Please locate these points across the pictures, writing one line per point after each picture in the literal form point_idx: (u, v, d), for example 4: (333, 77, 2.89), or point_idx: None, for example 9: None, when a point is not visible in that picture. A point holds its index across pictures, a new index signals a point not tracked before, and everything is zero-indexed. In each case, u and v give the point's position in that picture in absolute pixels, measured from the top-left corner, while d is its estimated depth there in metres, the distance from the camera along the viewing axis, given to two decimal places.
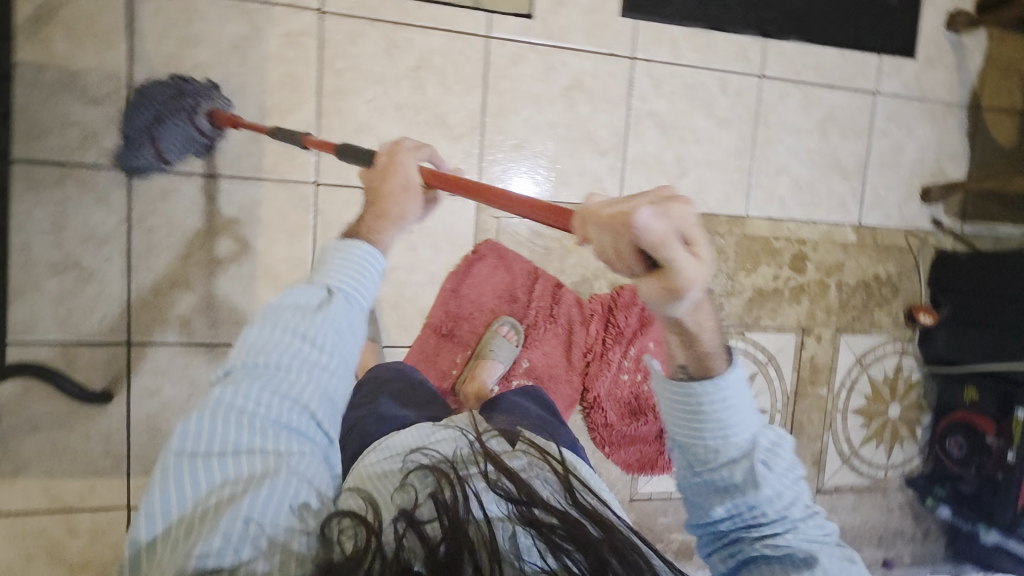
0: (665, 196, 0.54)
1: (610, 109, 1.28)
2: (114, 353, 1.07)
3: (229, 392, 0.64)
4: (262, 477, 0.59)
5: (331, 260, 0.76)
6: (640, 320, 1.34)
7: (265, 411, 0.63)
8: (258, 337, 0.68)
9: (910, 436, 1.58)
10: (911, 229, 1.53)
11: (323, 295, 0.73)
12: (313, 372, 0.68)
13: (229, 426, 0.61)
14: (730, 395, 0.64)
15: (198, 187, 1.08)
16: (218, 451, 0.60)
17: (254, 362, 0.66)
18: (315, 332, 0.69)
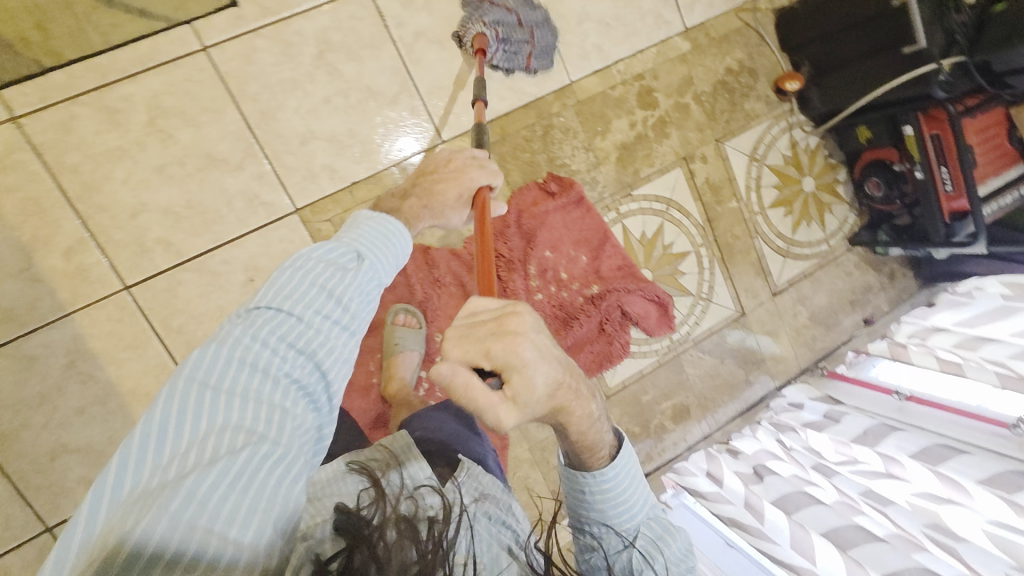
0: (504, 326, 0.58)
1: (375, 52, 1.16)
2: (42, 545, 1.03)
3: (245, 330, 0.56)
4: (246, 453, 0.51)
5: (364, 225, 0.70)
6: (523, 237, 1.28)
7: (269, 358, 0.56)
8: (286, 281, 0.60)
9: (834, 198, 1.56)
10: (738, 6, 1.43)
11: (354, 258, 0.66)
12: (330, 325, 0.60)
13: (232, 364, 0.54)
14: (613, 481, 0.74)
15: (14, 355, 1.00)
16: (218, 392, 0.53)
17: (289, 297, 0.59)
18: (344, 290, 0.62)
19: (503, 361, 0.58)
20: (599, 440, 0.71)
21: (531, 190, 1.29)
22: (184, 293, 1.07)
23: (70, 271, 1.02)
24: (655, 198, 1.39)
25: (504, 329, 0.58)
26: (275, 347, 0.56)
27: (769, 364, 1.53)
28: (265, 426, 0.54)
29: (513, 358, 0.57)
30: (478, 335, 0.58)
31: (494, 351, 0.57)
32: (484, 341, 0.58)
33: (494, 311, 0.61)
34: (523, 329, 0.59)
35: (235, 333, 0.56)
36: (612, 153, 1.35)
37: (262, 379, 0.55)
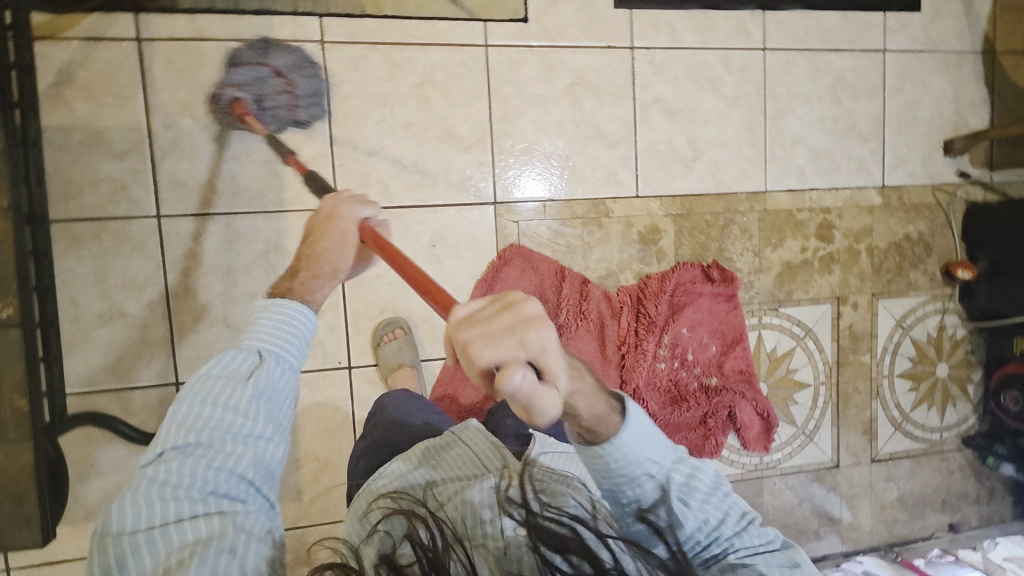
0: (519, 320, 0.57)
1: (615, 101, 1.28)
2: (165, 394, 1.11)
3: (163, 470, 0.72)
4: (202, 546, 0.68)
5: (261, 321, 0.84)
6: (670, 307, 1.33)
7: (179, 492, 0.71)
8: (189, 411, 0.76)
9: (962, 394, 1.54)
10: (938, 184, 1.48)
11: (255, 359, 0.81)
12: (250, 443, 0.76)
13: (155, 507, 0.70)
14: (628, 449, 0.74)
15: (227, 226, 1.12)
16: (143, 534, 0.69)
17: (184, 435, 0.74)
18: (246, 404, 0.77)
19: (536, 355, 0.57)
20: (596, 411, 0.72)
21: (694, 268, 1.34)
22: None
23: (302, 177, 1.14)
24: (798, 322, 1.42)
25: (523, 325, 0.57)
26: (198, 470, 0.73)
27: (840, 527, 1.49)
28: (212, 520, 0.70)
29: (546, 346, 0.58)
30: (502, 335, 0.56)
31: (530, 345, 0.57)
32: (512, 339, 0.56)
33: (491, 311, 0.59)
34: (534, 317, 0.58)
35: (148, 481, 0.72)
36: (776, 266, 1.40)
37: (208, 485, 0.72)
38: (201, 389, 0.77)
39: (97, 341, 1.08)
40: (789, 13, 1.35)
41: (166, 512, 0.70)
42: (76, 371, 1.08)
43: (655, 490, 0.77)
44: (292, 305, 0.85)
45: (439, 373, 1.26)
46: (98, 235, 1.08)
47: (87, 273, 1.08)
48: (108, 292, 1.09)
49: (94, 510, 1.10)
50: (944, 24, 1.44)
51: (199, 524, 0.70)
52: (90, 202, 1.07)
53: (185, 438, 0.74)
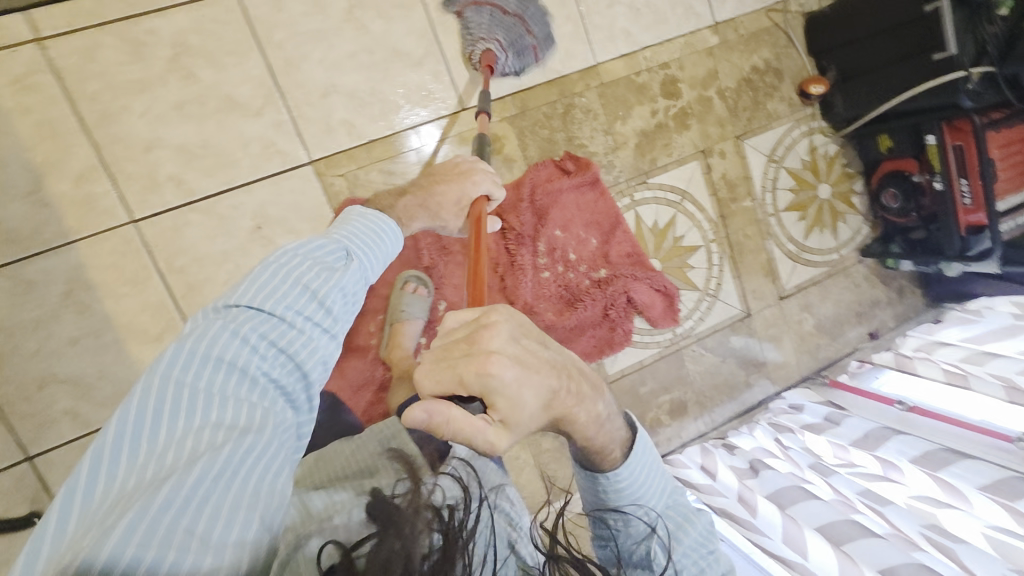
0: (475, 348, 0.60)
1: (404, 14, 1.16)
2: (21, 473, 1.02)
3: (220, 330, 0.59)
4: (243, 430, 0.55)
5: (354, 220, 0.82)
6: (535, 213, 1.27)
7: (233, 355, 0.58)
8: (265, 277, 0.66)
9: (849, 209, 1.55)
10: (769, 5, 1.42)
11: (343, 257, 0.75)
12: (311, 328, 0.65)
13: (208, 366, 0.57)
14: (626, 479, 0.74)
15: (14, 277, 0.99)
16: (191, 386, 0.55)
17: (259, 296, 0.63)
18: (326, 292, 0.68)
19: (477, 386, 0.60)
20: (605, 437, 0.72)
21: (548, 166, 1.27)
22: (191, 233, 1.07)
23: (80, 199, 1.02)
24: (670, 188, 1.38)
25: (476, 352, 0.60)
26: (252, 347, 0.60)
27: (769, 368, 1.51)
28: (230, 430, 0.54)
29: (485, 378, 0.59)
30: (445, 364, 0.61)
31: (467, 375, 0.59)
32: (461, 373, 0.60)
33: (458, 335, 0.63)
34: (492, 345, 0.60)
35: (165, 365, 0.55)
36: (631, 138, 1.33)
37: (237, 391, 0.57)
38: (288, 254, 0.69)
39: None
40: None
41: (213, 385, 0.56)
42: None
43: (643, 531, 0.74)
44: (388, 220, 0.83)
45: None
46: None
47: None
48: None
49: None
50: None
51: (237, 409, 0.56)
52: None
53: (257, 308, 0.63)
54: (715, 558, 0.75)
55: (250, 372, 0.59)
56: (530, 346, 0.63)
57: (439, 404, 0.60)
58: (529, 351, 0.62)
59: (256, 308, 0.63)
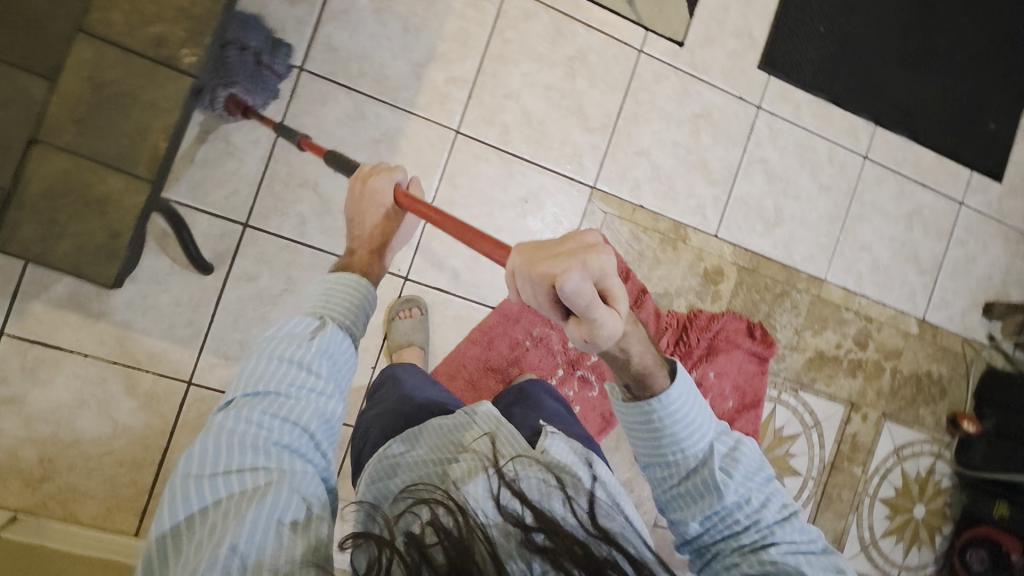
0: (588, 243, 0.56)
1: (728, 147, 1.37)
2: (230, 231, 1.11)
3: (231, 415, 0.66)
4: (263, 491, 0.60)
5: (334, 286, 0.80)
6: (708, 346, 1.37)
7: (240, 435, 0.64)
8: (257, 367, 0.71)
9: (929, 541, 1.58)
10: (968, 337, 1.58)
11: (321, 321, 0.76)
12: (307, 395, 0.71)
13: (216, 447, 0.63)
14: (678, 408, 0.68)
15: (355, 103, 1.15)
16: (202, 475, 0.61)
17: (259, 385, 0.69)
18: (313, 359, 0.72)
19: (595, 274, 0.55)
20: (647, 361, 0.67)
21: (740, 321, 1.39)
22: (482, 168, 1.23)
23: (440, 91, 1.19)
24: (811, 410, 1.46)
25: (590, 245, 0.56)
26: (252, 425, 0.65)
27: None
28: (271, 471, 0.62)
29: (604, 267, 0.55)
30: (558, 245, 0.56)
31: (591, 260, 0.54)
32: (581, 254, 0.54)
33: (563, 241, 0.56)
34: (594, 240, 0.56)
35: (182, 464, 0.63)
36: (810, 350, 1.45)
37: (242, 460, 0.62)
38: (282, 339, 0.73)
39: (192, 154, 1.08)
40: (896, 137, 1.47)
41: (226, 459, 0.62)
42: None
43: (704, 453, 0.68)
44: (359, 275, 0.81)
45: (482, 318, 1.26)
46: None
47: None
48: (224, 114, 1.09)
49: (112, 310, 1.07)
50: (1015, 202, 1.58)
51: (254, 473, 0.61)
52: (247, 28, 1.09)
53: (262, 386, 0.69)
54: (774, 485, 0.70)
55: (256, 442, 0.64)
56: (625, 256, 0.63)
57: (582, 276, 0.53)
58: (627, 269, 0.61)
59: (258, 392, 0.69)
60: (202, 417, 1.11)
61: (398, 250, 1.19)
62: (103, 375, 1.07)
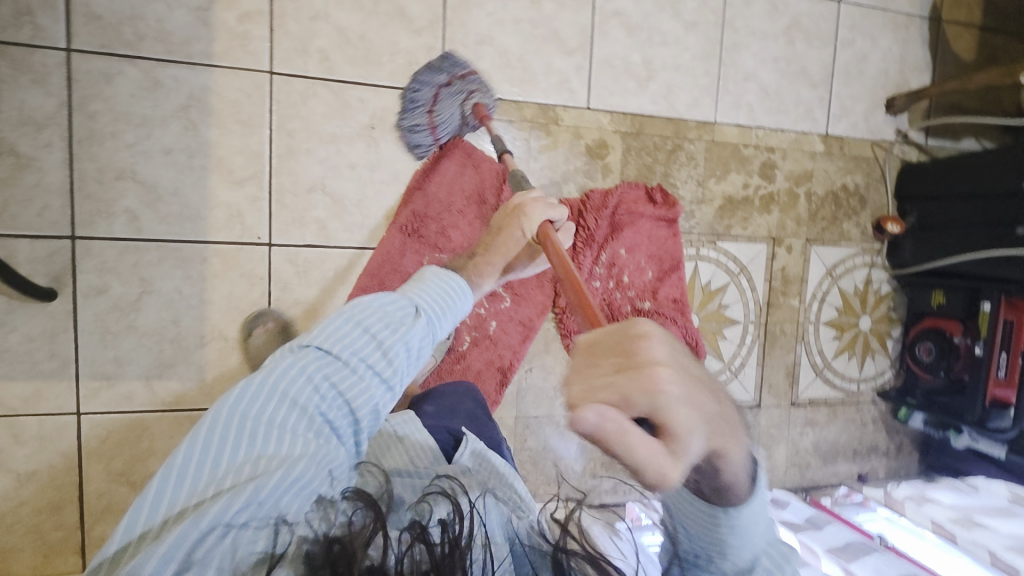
0: (641, 361, 0.58)
1: (576, 8, 1.25)
2: (58, 248, 1.01)
3: (297, 365, 0.74)
4: (296, 460, 0.68)
5: (429, 281, 0.88)
6: (611, 224, 1.31)
7: (294, 388, 0.72)
8: (337, 327, 0.78)
9: (881, 349, 1.60)
10: (877, 140, 1.53)
11: (411, 313, 0.83)
12: (369, 376, 0.77)
13: (272, 395, 0.71)
14: (745, 518, 0.74)
15: (144, 71, 1.03)
16: (249, 414, 0.69)
17: (330, 342, 0.77)
18: (388, 344, 0.79)
19: (644, 405, 0.57)
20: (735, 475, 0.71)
21: (638, 188, 1.33)
22: (312, 105, 1.12)
23: (236, 33, 1.06)
24: (734, 258, 1.43)
25: (639, 364, 0.58)
26: (319, 388, 0.74)
27: None
28: (308, 440, 0.71)
29: (653, 396, 0.56)
30: (609, 380, 0.59)
31: (635, 388, 0.57)
32: (628, 379, 0.57)
33: (614, 368, 0.59)
34: (655, 361, 0.58)
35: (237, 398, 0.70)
36: (718, 199, 1.40)
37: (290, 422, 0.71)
38: (369, 313, 0.80)
39: None
40: None
41: (282, 414, 0.71)
42: None
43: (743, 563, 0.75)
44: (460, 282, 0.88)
45: (366, 262, 1.18)
46: None
47: None
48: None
49: None
50: None
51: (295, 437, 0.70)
52: None
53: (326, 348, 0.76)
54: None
55: (314, 409, 0.73)
56: (683, 360, 0.62)
57: (609, 410, 0.56)
58: (684, 367, 0.61)
59: (325, 353, 0.76)
60: (106, 443, 1.07)
61: (250, 217, 1.10)
62: None
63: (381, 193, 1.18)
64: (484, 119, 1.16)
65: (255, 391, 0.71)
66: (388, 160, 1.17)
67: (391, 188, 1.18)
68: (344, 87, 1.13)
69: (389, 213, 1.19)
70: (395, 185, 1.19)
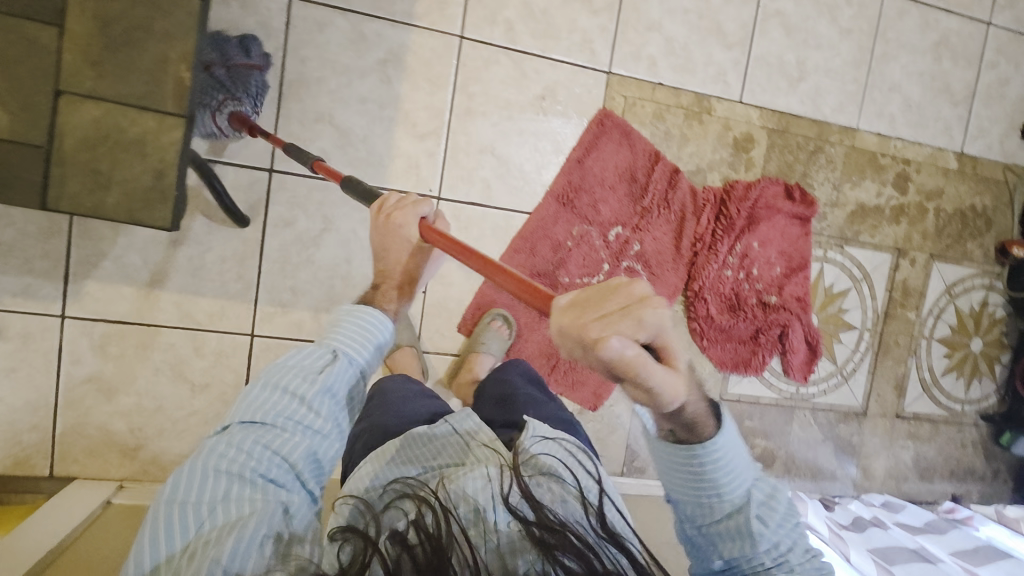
0: (641, 296, 0.58)
1: (741, 4, 1.29)
2: (258, 178, 1.10)
3: (225, 442, 0.68)
4: (244, 521, 0.60)
5: (343, 320, 0.83)
6: (749, 216, 1.35)
7: (226, 463, 0.66)
8: (257, 396, 0.74)
9: (989, 372, 1.60)
10: (1010, 164, 1.54)
11: (327, 356, 0.80)
12: (300, 429, 0.73)
13: (205, 475, 0.64)
14: (724, 452, 0.67)
15: (352, 24, 1.11)
16: (185, 502, 0.62)
17: (257, 412, 0.72)
18: (312, 396, 0.75)
19: (652, 332, 0.57)
20: (696, 410, 0.65)
21: (778, 185, 1.36)
22: (494, 72, 1.18)
23: None
24: (858, 264, 1.46)
25: (642, 296, 0.58)
26: (256, 454, 0.68)
27: (855, 473, 1.54)
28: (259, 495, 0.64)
29: (659, 324, 0.57)
30: (616, 312, 0.56)
31: (645, 316, 0.56)
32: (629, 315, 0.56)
33: (620, 303, 0.57)
34: (646, 294, 0.58)
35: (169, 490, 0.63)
36: (851, 204, 1.43)
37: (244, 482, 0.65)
38: (278, 370, 0.76)
39: None
40: None
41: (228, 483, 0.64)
42: None
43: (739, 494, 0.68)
44: (384, 316, 0.85)
45: (522, 225, 1.24)
46: (227, 1, 1.06)
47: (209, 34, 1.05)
48: None
49: (163, 278, 1.08)
50: None
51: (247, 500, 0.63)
52: None
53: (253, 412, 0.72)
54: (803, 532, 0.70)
55: (263, 466, 0.67)
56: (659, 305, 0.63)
57: (620, 336, 0.55)
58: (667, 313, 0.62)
59: (247, 424, 0.71)
60: None
61: (426, 171, 1.17)
62: (170, 340, 1.10)
63: (543, 162, 1.24)
64: (248, 124, 0.98)
65: (194, 477, 0.64)
66: (554, 131, 1.23)
67: (553, 159, 1.25)
68: (523, 57, 1.19)
69: (547, 183, 1.25)
70: (557, 157, 1.25)
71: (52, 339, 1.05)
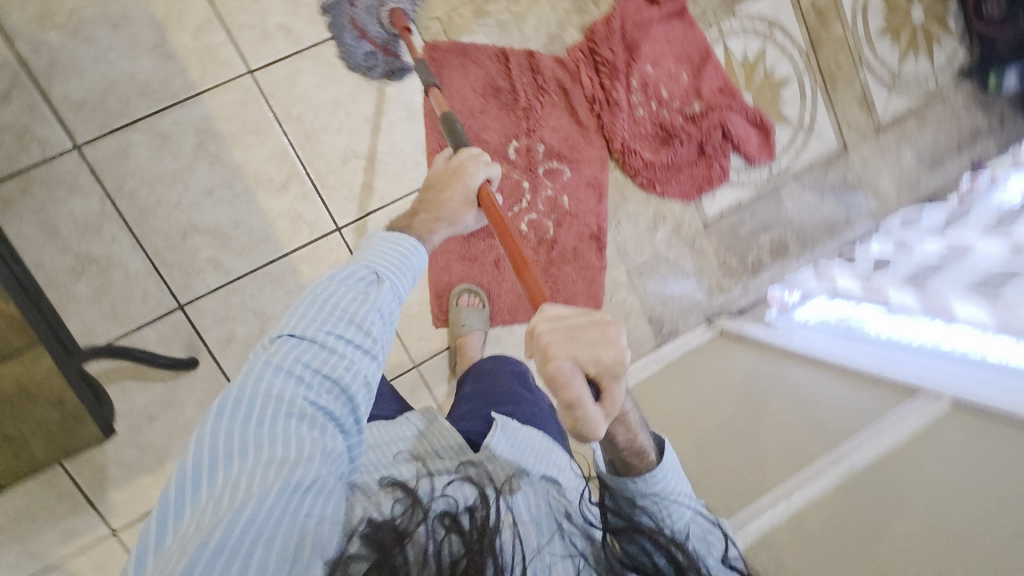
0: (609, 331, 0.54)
1: None
2: (175, 320, 1.08)
3: (269, 367, 0.56)
4: (291, 463, 0.51)
5: (373, 245, 0.70)
6: (626, 47, 1.25)
7: (274, 391, 0.54)
8: (303, 314, 0.60)
9: (944, 32, 1.48)
10: None
11: (373, 277, 0.65)
12: (353, 351, 0.59)
13: (246, 405, 0.53)
14: (664, 479, 0.66)
15: (147, 131, 1.03)
16: (237, 427, 0.52)
17: (306, 329, 0.58)
18: (363, 314, 0.61)
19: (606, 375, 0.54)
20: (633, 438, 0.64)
21: None
22: (303, 82, 1.09)
23: (199, 49, 1.04)
24: (758, 17, 1.34)
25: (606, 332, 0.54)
26: (288, 407, 0.54)
27: (868, 207, 1.49)
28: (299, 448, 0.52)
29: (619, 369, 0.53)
30: (581, 337, 0.54)
31: (604, 354, 0.53)
32: (585, 335, 0.54)
33: (587, 330, 0.54)
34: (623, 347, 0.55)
35: (210, 422, 0.52)
36: None
37: (263, 461, 0.50)
38: (323, 289, 0.61)
39: (83, 294, 1.04)
40: None
41: (248, 463, 0.50)
42: (78, 329, 1.04)
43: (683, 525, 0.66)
44: (413, 243, 0.71)
45: None
46: (27, 190, 1.00)
47: (35, 230, 1.01)
48: (67, 242, 1.02)
49: (165, 451, 1.11)
50: None
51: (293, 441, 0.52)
52: (0, 158, 0.98)
53: (280, 363, 0.56)
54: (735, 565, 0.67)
55: (278, 440, 0.52)
56: None
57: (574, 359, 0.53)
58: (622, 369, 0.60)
59: (273, 366, 0.56)
60: None
61: (309, 212, 1.12)
62: None
63: (406, 130, 1.16)
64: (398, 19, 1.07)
65: (234, 417, 0.53)
66: (396, 96, 1.15)
67: (413, 121, 1.16)
68: (320, 49, 1.10)
69: (422, 147, 1.17)
70: (416, 117, 1.16)
71: (121, 555, 1.11)
